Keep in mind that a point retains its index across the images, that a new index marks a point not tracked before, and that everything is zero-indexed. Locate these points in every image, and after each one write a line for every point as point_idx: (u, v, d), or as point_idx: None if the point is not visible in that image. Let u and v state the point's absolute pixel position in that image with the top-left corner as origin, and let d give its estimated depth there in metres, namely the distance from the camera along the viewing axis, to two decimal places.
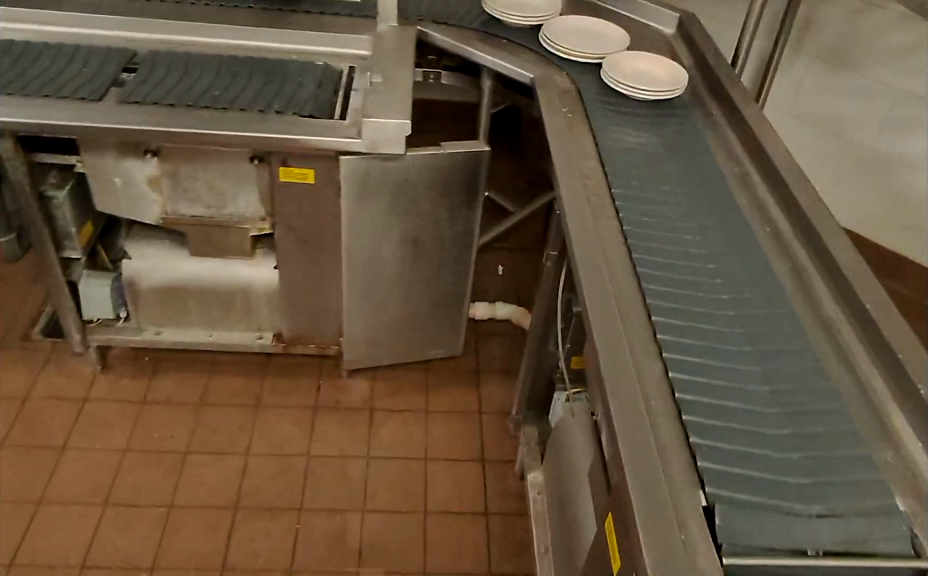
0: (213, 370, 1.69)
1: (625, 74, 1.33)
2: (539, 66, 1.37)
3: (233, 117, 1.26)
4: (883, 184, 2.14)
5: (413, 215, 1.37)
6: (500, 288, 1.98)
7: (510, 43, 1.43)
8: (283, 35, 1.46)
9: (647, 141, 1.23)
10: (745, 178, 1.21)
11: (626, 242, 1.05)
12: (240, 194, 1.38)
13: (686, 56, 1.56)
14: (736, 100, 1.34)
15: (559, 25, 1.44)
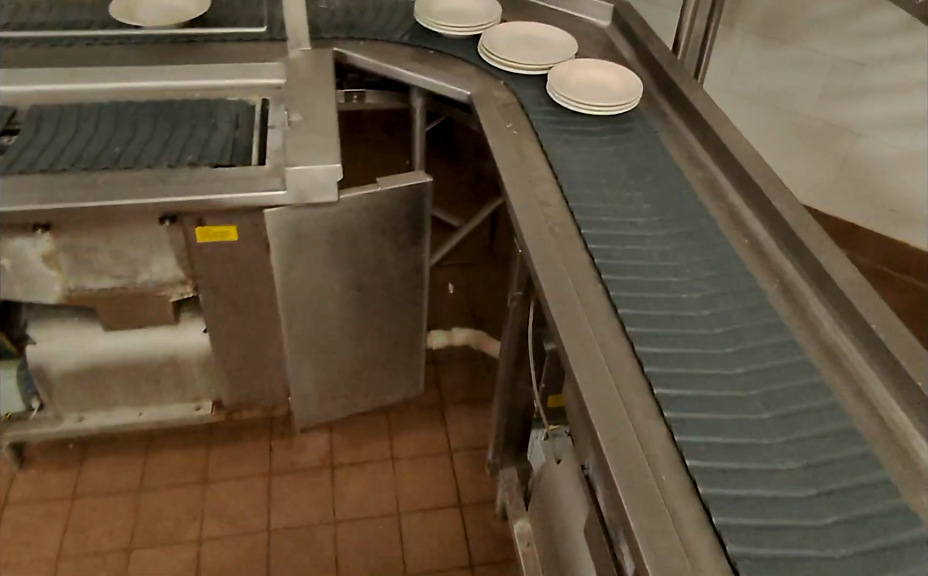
0: (150, 449, 1.51)
1: (575, 86, 1.21)
2: (475, 81, 1.24)
3: (138, 177, 1.09)
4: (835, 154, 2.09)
5: (354, 261, 1.23)
6: (455, 312, 1.84)
7: (440, 57, 1.30)
8: (182, 70, 1.28)
9: (608, 161, 1.11)
10: (715, 184, 1.12)
11: (601, 280, 0.93)
12: (153, 260, 1.20)
13: (627, 51, 1.47)
14: (690, 96, 1.24)
15: (499, 32, 1.31)
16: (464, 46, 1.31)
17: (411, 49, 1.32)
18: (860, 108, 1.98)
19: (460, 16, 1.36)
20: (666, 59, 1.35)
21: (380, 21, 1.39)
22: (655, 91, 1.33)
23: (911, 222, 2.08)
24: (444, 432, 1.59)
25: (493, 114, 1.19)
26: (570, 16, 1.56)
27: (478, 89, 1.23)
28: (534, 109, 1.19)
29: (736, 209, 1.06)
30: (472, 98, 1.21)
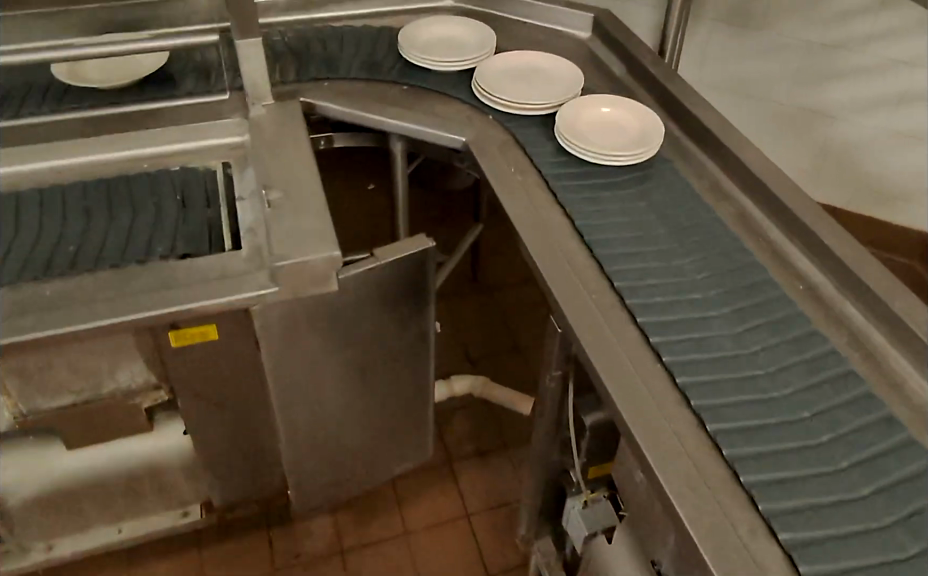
0: (134, 561, 1.34)
1: (584, 128, 1.09)
2: (469, 125, 1.12)
3: (93, 286, 0.93)
4: (813, 138, 2.02)
5: (354, 343, 1.08)
6: (450, 356, 1.71)
7: (424, 100, 1.17)
8: (131, 141, 1.13)
9: (644, 223, 0.97)
10: (750, 219, 1.01)
11: (668, 368, 0.80)
12: (119, 368, 1.04)
13: (617, 65, 1.36)
14: (704, 119, 1.13)
15: (494, 64, 1.21)
16: (449, 85, 1.19)
17: (390, 93, 1.19)
18: (835, 91, 1.92)
19: (446, 50, 1.25)
20: (666, 76, 1.25)
21: (350, 64, 1.26)
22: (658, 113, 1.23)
23: (895, 201, 2.04)
24: (459, 491, 1.47)
25: (495, 164, 1.06)
26: (548, 32, 1.44)
27: (474, 134, 1.10)
28: (540, 152, 1.07)
29: (778, 249, 0.97)
30: (469, 145, 1.09)
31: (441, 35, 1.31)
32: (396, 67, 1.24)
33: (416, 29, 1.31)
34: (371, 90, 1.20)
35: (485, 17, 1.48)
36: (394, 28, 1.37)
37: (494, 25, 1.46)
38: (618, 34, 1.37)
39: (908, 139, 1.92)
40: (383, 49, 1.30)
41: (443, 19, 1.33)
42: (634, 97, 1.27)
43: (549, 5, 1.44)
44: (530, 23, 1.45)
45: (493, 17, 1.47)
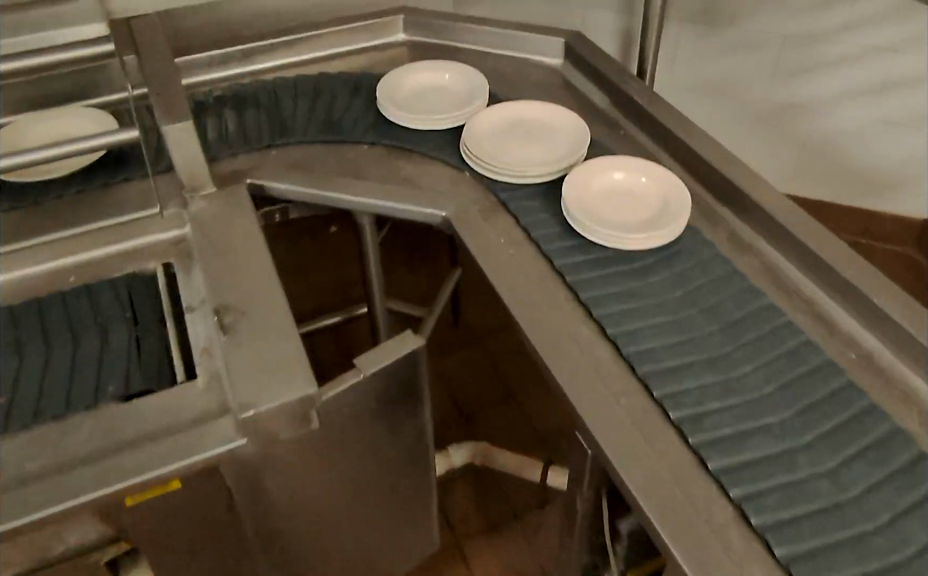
0: None
1: (595, 200, 0.95)
2: (448, 194, 0.98)
3: (22, 454, 0.76)
4: (794, 134, 1.91)
5: (344, 468, 0.93)
6: (446, 426, 1.55)
7: (393, 169, 1.03)
8: (58, 251, 0.98)
9: (687, 326, 0.82)
10: (781, 272, 0.88)
11: (757, 532, 0.64)
12: (68, 529, 0.87)
13: (596, 94, 1.22)
14: (709, 158, 1.00)
15: (485, 121, 1.07)
16: (427, 145, 1.06)
17: (353, 164, 1.05)
18: (814, 82, 1.81)
19: (431, 105, 1.12)
20: (658, 106, 1.11)
21: (311, 127, 1.11)
22: (654, 150, 1.09)
23: (884, 190, 1.94)
24: None
25: (484, 242, 0.92)
26: (516, 63, 1.30)
27: (455, 205, 0.96)
28: (533, 222, 0.94)
29: (818, 309, 0.84)
30: (448, 220, 0.95)
31: (423, 84, 1.17)
32: (359, 130, 1.10)
33: (395, 79, 1.17)
34: (332, 161, 1.05)
35: (447, 53, 1.34)
36: (349, 76, 1.22)
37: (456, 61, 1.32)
38: (595, 59, 1.23)
39: (893, 128, 1.82)
40: (341, 107, 1.15)
41: (422, 65, 1.19)
42: (623, 131, 1.13)
43: (517, 34, 1.30)
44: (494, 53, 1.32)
45: (453, 52, 1.33)
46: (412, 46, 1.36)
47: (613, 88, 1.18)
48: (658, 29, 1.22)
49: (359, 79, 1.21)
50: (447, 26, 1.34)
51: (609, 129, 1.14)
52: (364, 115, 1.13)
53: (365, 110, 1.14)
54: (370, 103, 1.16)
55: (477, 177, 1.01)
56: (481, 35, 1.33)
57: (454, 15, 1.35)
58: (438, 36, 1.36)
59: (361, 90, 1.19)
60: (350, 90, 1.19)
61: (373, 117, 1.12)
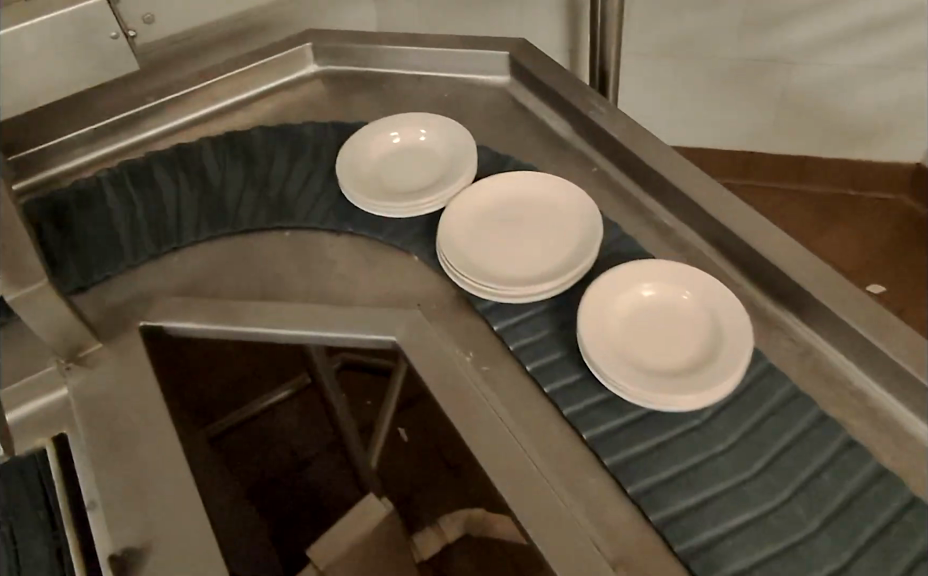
0: None
1: (621, 328, 0.70)
2: (399, 302, 0.80)
3: None
4: (768, 90, 1.71)
5: None
6: (437, 489, 1.40)
7: (333, 270, 0.84)
8: None
9: (784, 527, 0.60)
10: (813, 357, 0.71)
11: None
12: None
13: (551, 117, 1.02)
14: (706, 206, 0.81)
15: (468, 209, 0.83)
16: (379, 226, 0.86)
17: (283, 270, 0.86)
18: (786, 32, 1.60)
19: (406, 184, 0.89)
20: (634, 133, 0.91)
21: (251, 213, 0.91)
22: (634, 189, 0.89)
23: (871, 139, 1.75)
24: None
25: (449, 363, 0.74)
26: (457, 88, 1.09)
27: (408, 313, 0.77)
28: (511, 328, 0.75)
29: (871, 407, 0.67)
30: (402, 337, 0.76)
31: (390, 148, 0.93)
32: (301, 210, 0.90)
33: (355, 147, 0.93)
34: (263, 268, 0.87)
35: (374, 83, 1.12)
36: (271, 129, 1.01)
37: (386, 93, 1.10)
38: (549, 74, 1.02)
39: (876, 72, 1.63)
40: (266, 179, 0.95)
41: (387, 121, 0.95)
42: (595, 167, 0.93)
43: (454, 52, 1.08)
44: (421, 74, 1.11)
45: (374, 82, 1.12)
46: (331, 80, 1.13)
47: (574, 113, 0.97)
48: (613, 33, 1.01)
49: (283, 131, 1.01)
50: (369, 49, 1.12)
51: (577, 166, 0.94)
52: (295, 190, 0.93)
53: (298, 180, 0.94)
54: (286, 170, 0.96)
55: (433, 267, 0.82)
56: (412, 56, 1.11)
57: (375, 35, 1.12)
58: (360, 62, 1.13)
59: (288, 148, 0.98)
60: (275, 149, 0.99)
61: (310, 189, 0.92)
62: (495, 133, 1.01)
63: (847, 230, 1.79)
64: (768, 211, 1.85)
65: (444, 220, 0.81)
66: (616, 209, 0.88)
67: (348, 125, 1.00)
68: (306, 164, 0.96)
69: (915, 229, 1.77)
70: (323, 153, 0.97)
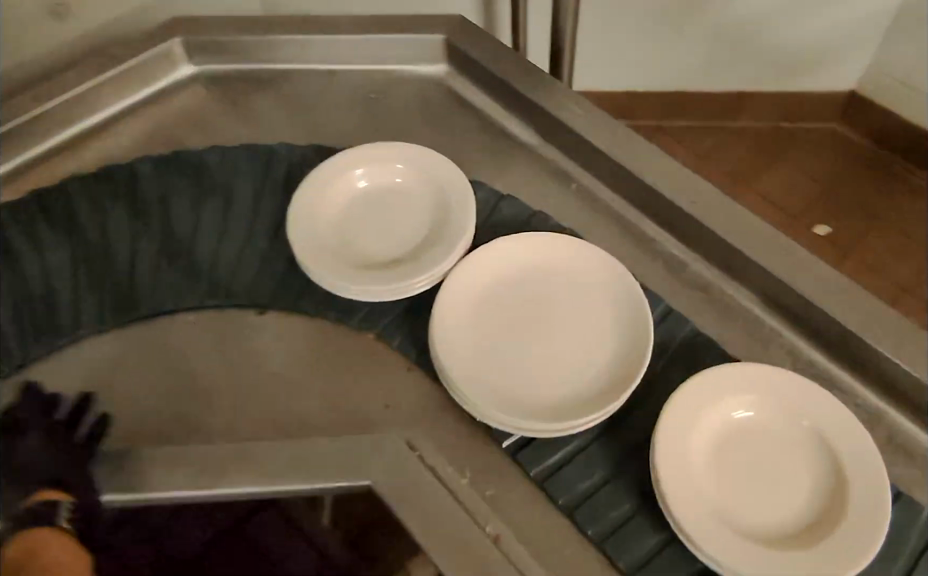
0: None
1: (709, 462, 0.52)
2: (378, 417, 0.61)
3: None
4: (704, 26, 1.54)
5: None
6: None
7: (280, 373, 0.65)
8: None
9: None
10: (882, 427, 0.63)
11: None
12: None
13: (504, 115, 0.84)
14: (733, 240, 0.69)
15: (478, 283, 0.60)
16: (337, 306, 0.66)
17: (223, 373, 0.65)
18: None
19: (379, 249, 0.64)
20: (626, 143, 0.76)
21: (171, 289, 0.70)
22: (632, 215, 0.76)
23: (807, 68, 1.64)
24: None
25: (459, 509, 0.56)
26: (381, 85, 0.88)
27: (403, 433, 0.60)
28: (542, 461, 0.57)
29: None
30: (396, 468, 0.58)
31: (356, 194, 0.67)
32: (235, 281, 0.70)
33: (308, 191, 0.66)
34: (194, 371, 0.66)
35: (272, 84, 0.89)
36: (171, 169, 0.79)
37: (290, 96, 0.88)
38: (498, 61, 0.83)
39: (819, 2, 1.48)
40: (179, 241, 0.73)
41: (354, 151, 0.69)
42: (575, 183, 0.78)
43: (377, 40, 0.87)
44: (333, 68, 0.89)
45: (272, 82, 0.89)
46: (215, 84, 0.89)
47: (538, 116, 0.80)
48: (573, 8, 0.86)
49: (188, 168, 0.79)
50: (262, 41, 0.88)
51: (551, 182, 0.78)
52: (223, 252, 0.72)
53: (222, 236, 0.73)
54: (198, 226, 0.74)
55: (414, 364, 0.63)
56: (320, 46, 0.88)
57: (267, 22, 0.89)
58: (253, 57, 0.90)
59: (201, 192, 0.77)
60: (183, 194, 0.77)
61: (243, 248, 0.72)
62: (444, 144, 0.83)
63: (787, 166, 1.71)
64: (705, 155, 1.73)
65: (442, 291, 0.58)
66: (618, 241, 0.74)
67: (272, 154, 0.79)
68: (228, 213, 0.75)
69: (852, 156, 1.71)
70: (247, 195, 0.76)
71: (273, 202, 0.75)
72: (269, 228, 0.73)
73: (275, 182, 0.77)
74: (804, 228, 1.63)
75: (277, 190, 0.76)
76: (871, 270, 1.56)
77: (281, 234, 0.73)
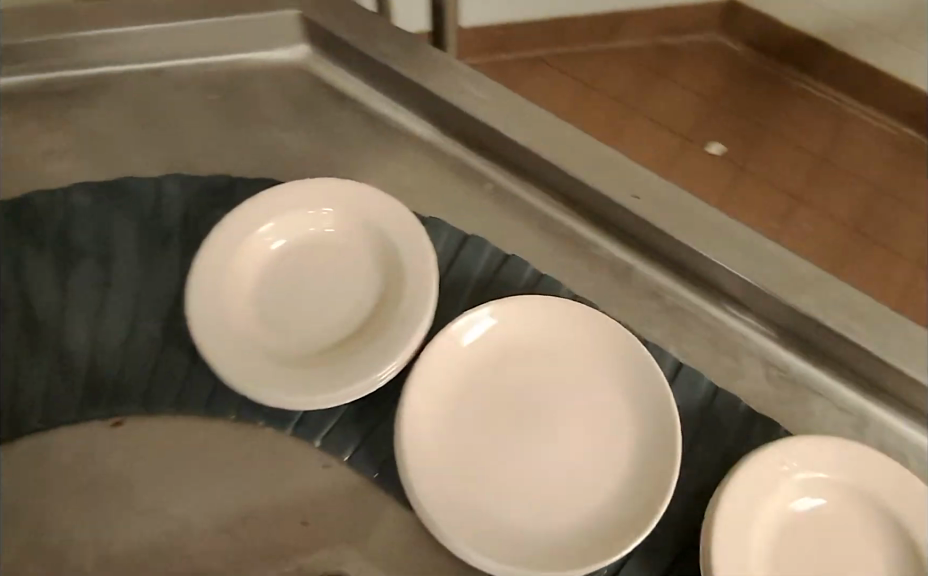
0: None
1: (766, 549, 0.50)
2: (305, 544, 0.55)
3: None
4: None
5: None
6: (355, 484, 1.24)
7: (179, 504, 0.57)
8: None
9: None
10: (871, 430, 0.59)
11: None
12: None
13: (382, 103, 0.75)
14: (688, 240, 0.62)
15: (439, 363, 0.55)
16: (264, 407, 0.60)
17: (116, 488, 0.57)
18: None
19: (310, 327, 0.59)
20: (535, 127, 0.68)
21: (39, 394, 0.60)
22: (567, 220, 0.69)
23: None
24: None
25: None
26: (227, 80, 0.77)
27: (336, 559, 0.55)
28: None
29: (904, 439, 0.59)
30: None
31: (267, 262, 0.62)
32: (123, 376, 0.61)
33: (213, 264, 0.59)
34: (82, 492, 0.57)
35: (87, 94, 0.76)
36: (23, 234, 0.67)
37: (133, 95, 0.76)
38: (383, 49, 0.72)
39: None
40: (40, 330, 0.63)
41: (259, 202, 0.63)
42: (488, 184, 0.71)
43: (233, 21, 0.76)
44: (158, 64, 0.77)
45: (89, 91, 0.76)
46: (33, 106, 0.75)
47: (433, 104, 0.71)
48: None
49: (46, 233, 0.67)
50: (86, 38, 0.75)
51: (462, 183, 0.71)
52: (101, 347, 0.62)
53: (98, 323, 0.63)
54: (66, 305, 0.64)
55: (355, 472, 0.58)
56: (163, 40, 0.76)
57: (93, 16, 0.74)
58: (79, 60, 0.76)
59: (67, 264, 0.65)
60: (44, 270, 0.65)
61: (127, 339, 0.62)
62: (334, 151, 0.73)
63: (674, 85, 1.64)
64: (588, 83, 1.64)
65: (406, 386, 0.53)
66: (556, 253, 0.67)
67: (149, 214, 0.68)
68: (104, 296, 0.64)
69: (739, 68, 1.67)
70: (127, 263, 0.66)
71: (163, 275, 0.65)
72: (156, 315, 0.63)
73: (157, 252, 0.66)
74: (696, 149, 1.58)
75: (160, 263, 0.66)
76: (765, 184, 1.54)
77: (174, 323, 0.63)
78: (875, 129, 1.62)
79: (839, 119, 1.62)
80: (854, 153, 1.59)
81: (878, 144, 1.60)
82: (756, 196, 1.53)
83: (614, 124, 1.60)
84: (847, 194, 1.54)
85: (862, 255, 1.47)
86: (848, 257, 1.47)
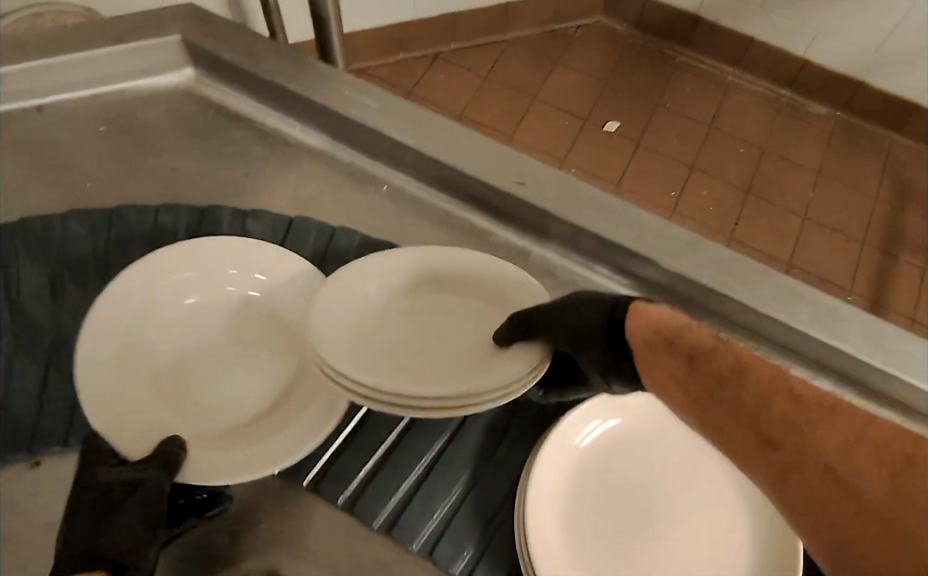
0: None
1: None
2: (236, 548, 0.58)
3: None
4: None
5: None
6: None
7: None
8: None
9: None
10: None
11: None
12: None
13: (268, 118, 0.76)
14: (570, 216, 0.66)
15: (554, 459, 0.57)
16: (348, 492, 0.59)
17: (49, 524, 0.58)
18: None
19: (450, 348, 0.56)
20: (422, 127, 0.69)
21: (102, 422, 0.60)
22: (467, 214, 0.72)
23: None
24: None
25: None
26: (114, 108, 0.76)
27: (273, 563, 0.58)
28: None
29: None
30: None
31: (389, 294, 0.59)
32: None
33: (340, 293, 0.58)
34: (19, 525, 0.58)
35: None
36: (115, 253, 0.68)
37: (9, 137, 0.74)
38: (266, 66, 0.72)
39: None
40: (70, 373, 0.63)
41: (363, 266, 0.60)
42: (385, 187, 0.73)
43: (107, 52, 0.74)
44: (28, 102, 0.75)
45: None
46: None
47: (319, 114, 0.72)
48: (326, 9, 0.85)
49: (53, 264, 0.67)
50: None
51: (358, 189, 0.73)
52: None
53: None
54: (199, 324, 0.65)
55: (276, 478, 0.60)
56: (29, 77, 0.73)
57: None
58: None
59: None
60: None
61: None
62: (227, 172, 0.74)
63: (569, 71, 1.70)
64: (486, 76, 1.68)
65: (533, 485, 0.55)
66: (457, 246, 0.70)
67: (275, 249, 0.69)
68: None
69: (633, 50, 1.74)
70: None
71: None
72: None
73: None
74: (593, 128, 1.64)
75: None
76: (661, 155, 1.62)
77: None
78: (758, 95, 1.73)
79: (720, 88, 1.72)
80: (758, 131, 1.68)
81: (762, 110, 1.71)
82: (652, 168, 1.61)
83: (515, 111, 1.65)
84: (738, 162, 1.63)
85: (753, 213, 1.58)
86: (742, 216, 1.57)
